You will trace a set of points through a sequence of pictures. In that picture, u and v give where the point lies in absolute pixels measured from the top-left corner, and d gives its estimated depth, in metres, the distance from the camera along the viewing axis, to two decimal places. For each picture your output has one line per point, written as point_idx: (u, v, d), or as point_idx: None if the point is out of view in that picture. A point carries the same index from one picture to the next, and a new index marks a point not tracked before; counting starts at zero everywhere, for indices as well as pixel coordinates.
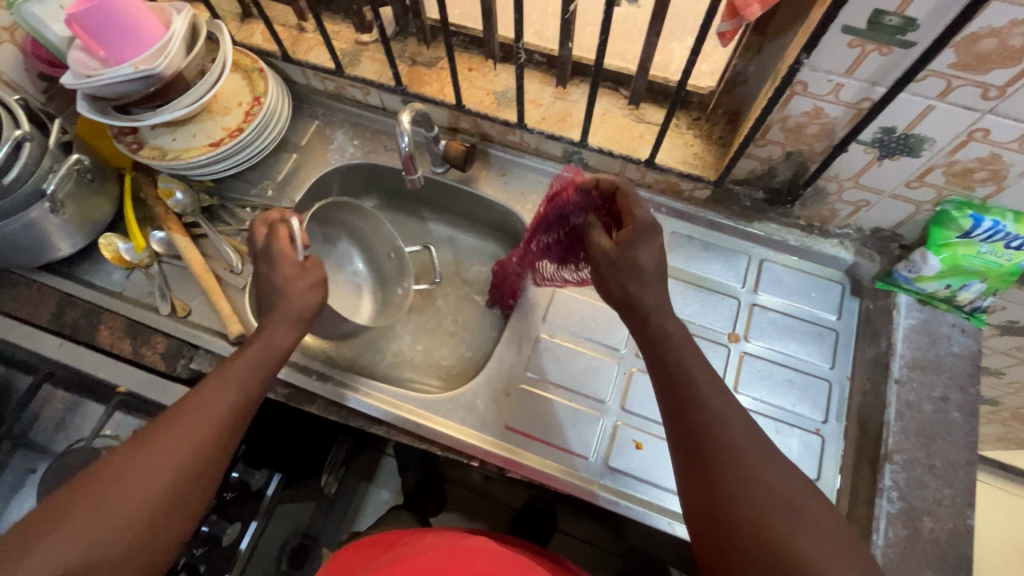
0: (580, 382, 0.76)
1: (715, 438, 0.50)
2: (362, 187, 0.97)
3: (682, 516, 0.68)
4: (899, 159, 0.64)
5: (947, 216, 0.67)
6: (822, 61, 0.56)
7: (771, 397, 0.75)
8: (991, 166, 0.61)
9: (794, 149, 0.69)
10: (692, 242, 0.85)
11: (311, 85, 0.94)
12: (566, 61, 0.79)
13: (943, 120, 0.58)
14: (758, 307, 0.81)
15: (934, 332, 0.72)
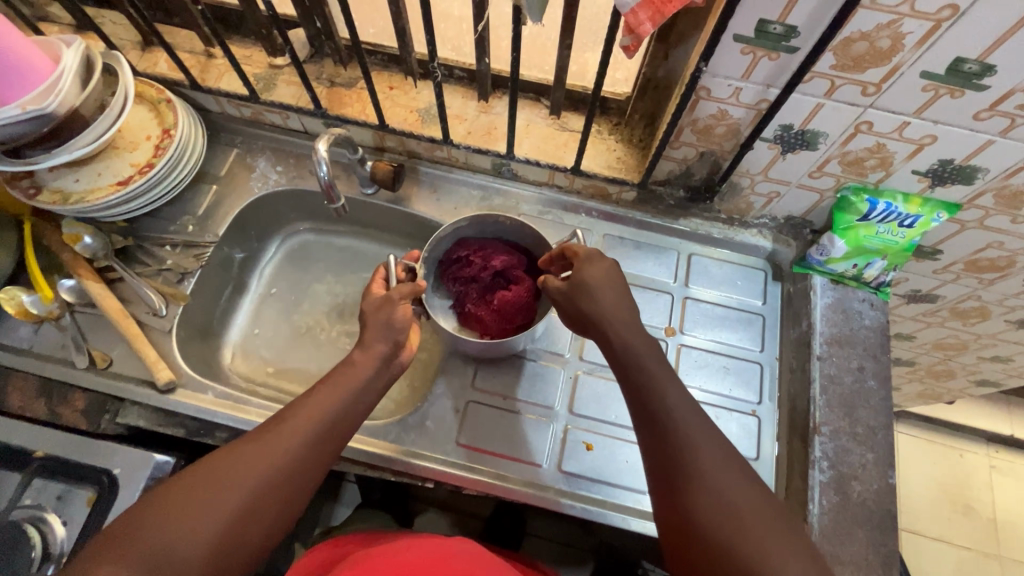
0: (528, 391, 0.77)
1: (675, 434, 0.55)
2: (292, 213, 0.94)
3: (637, 510, 0.70)
4: (799, 153, 0.69)
5: (846, 202, 0.73)
6: (720, 68, 0.60)
7: (708, 384, 0.79)
8: (878, 155, 0.66)
9: (706, 150, 0.72)
10: (625, 243, 0.88)
11: (226, 112, 0.91)
12: (484, 75, 0.80)
13: (832, 115, 0.62)
14: (690, 299, 0.85)
15: (848, 308, 0.78)
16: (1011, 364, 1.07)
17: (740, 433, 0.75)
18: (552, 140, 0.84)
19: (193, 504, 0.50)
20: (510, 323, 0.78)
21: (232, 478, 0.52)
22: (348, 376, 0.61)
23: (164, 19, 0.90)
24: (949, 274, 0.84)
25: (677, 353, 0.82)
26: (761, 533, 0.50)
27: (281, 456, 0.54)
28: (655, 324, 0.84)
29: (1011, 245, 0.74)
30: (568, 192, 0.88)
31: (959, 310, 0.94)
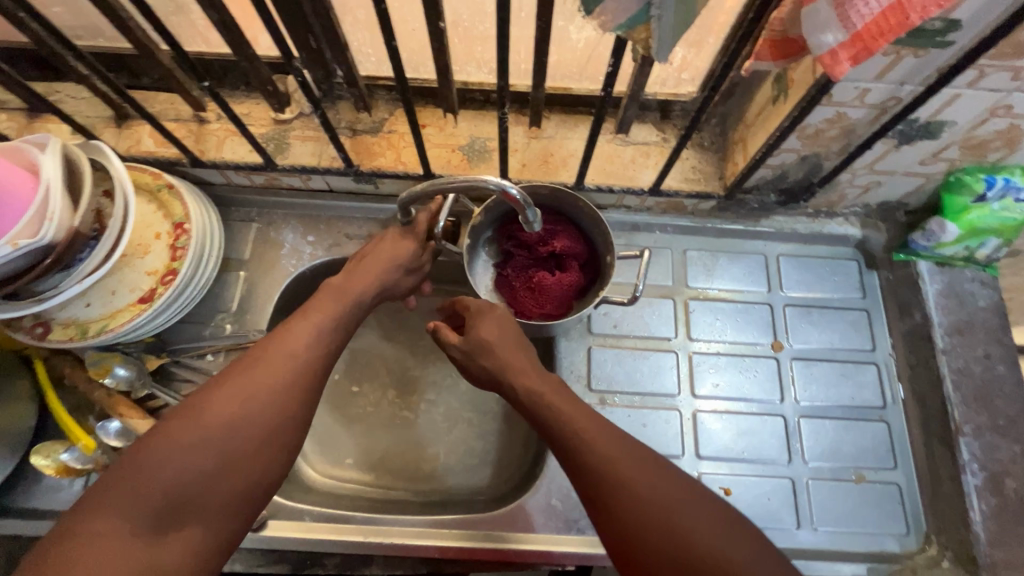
0: (649, 444, 0.71)
1: (619, 474, 0.50)
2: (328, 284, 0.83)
3: (792, 549, 0.67)
4: (917, 144, 0.62)
5: (960, 183, 0.67)
6: (853, 73, 0.51)
7: (830, 397, 0.74)
8: (1006, 136, 0.60)
9: (810, 153, 0.65)
10: (707, 256, 0.80)
11: (233, 182, 0.78)
12: (538, 102, 0.69)
13: (968, 103, 0.55)
14: (790, 306, 0.78)
15: (961, 292, 0.73)
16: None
17: (873, 445, 0.72)
18: (618, 159, 0.75)
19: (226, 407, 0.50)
20: (537, 311, 0.71)
21: (206, 418, 0.49)
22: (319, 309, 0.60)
23: (135, 83, 0.76)
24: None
25: (790, 370, 0.75)
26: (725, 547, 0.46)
27: (252, 395, 0.51)
28: (761, 342, 0.76)
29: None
30: (638, 210, 0.80)
31: None
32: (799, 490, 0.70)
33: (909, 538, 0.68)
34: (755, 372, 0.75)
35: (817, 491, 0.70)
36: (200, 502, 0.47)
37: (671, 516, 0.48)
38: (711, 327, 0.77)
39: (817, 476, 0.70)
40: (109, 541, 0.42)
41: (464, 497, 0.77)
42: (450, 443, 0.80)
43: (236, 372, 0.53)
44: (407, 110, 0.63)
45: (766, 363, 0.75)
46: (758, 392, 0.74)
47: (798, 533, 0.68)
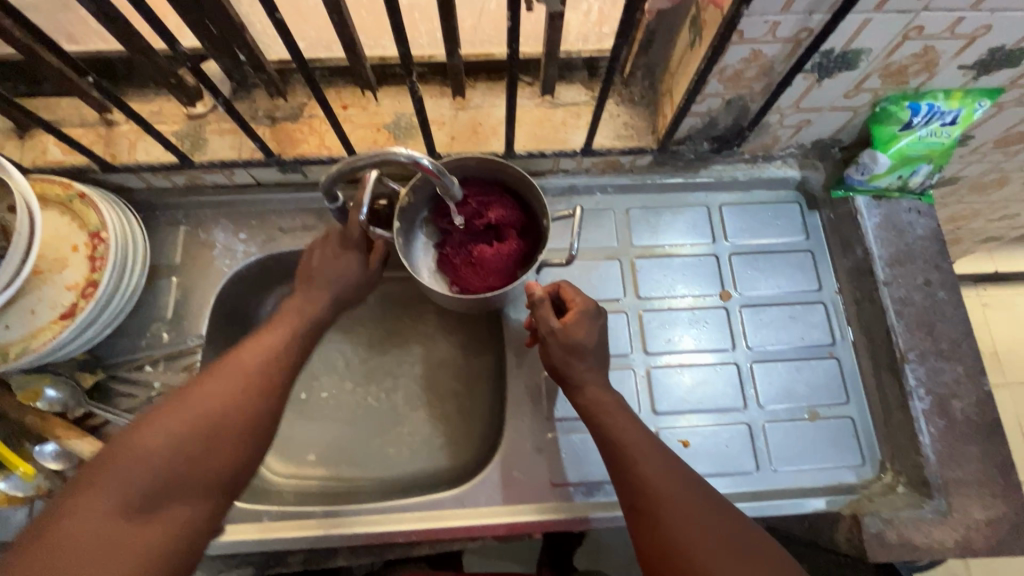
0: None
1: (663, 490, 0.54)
2: (269, 281, 0.81)
3: (752, 492, 0.68)
4: (837, 76, 0.61)
5: (886, 113, 0.67)
6: (757, 6, 0.50)
7: (781, 339, 0.74)
8: (923, 59, 0.59)
9: (734, 96, 0.64)
10: (650, 213, 0.79)
11: (154, 185, 0.75)
12: (457, 70, 0.67)
13: (879, 28, 0.55)
14: (736, 255, 0.78)
15: (899, 223, 0.74)
16: (1016, 219, 1.11)
17: (825, 382, 0.72)
18: (548, 123, 0.73)
19: (209, 396, 0.54)
20: (479, 284, 0.70)
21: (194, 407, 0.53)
22: (282, 327, 0.61)
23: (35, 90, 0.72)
24: (976, 156, 0.81)
25: (740, 317, 0.75)
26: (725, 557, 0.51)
27: (227, 389, 0.55)
28: (710, 294, 0.76)
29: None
30: (576, 173, 0.78)
31: (979, 184, 0.92)
32: (756, 434, 0.70)
33: (865, 468, 0.70)
34: (706, 323, 0.75)
35: (773, 433, 0.70)
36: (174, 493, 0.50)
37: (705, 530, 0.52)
38: (658, 284, 0.76)
39: (772, 418, 0.71)
40: (99, 522, 0.45)
41: (427, 479, 0.77)
42: (411, 428, 0.79)
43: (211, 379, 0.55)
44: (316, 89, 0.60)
45: (716, 314, 0.75)
46: (709, 342, 0.74)
47: (757, 475, 0.69)
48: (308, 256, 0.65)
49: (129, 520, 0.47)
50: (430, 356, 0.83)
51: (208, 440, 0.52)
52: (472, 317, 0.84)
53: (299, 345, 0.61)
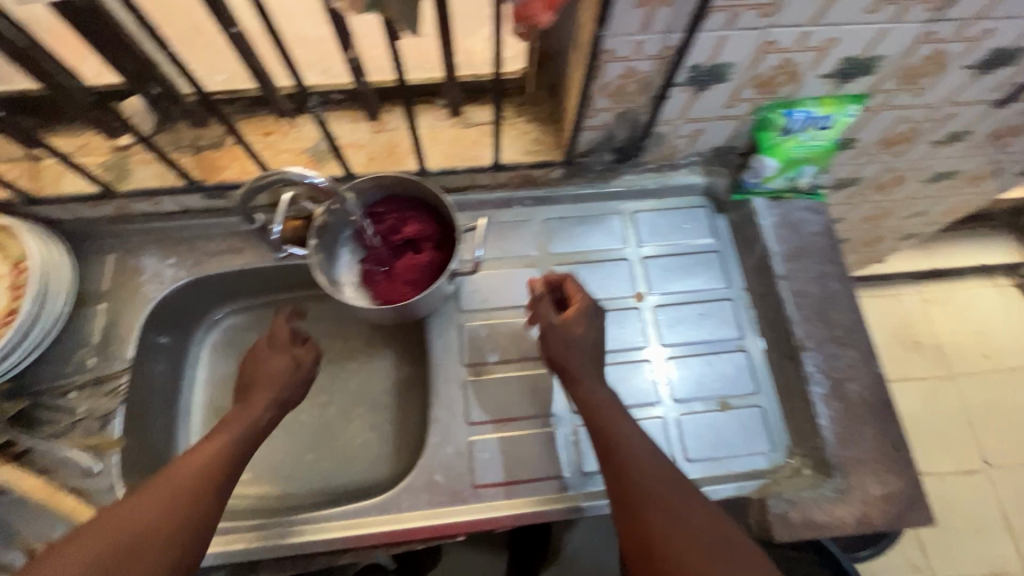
0: (526, 406, 0.74)
1: (656, 489, 0.57)
2: (202, 302, 0.84)
3: None
4: (713, 88, 0.67)
5: (766, 120, 0.73)
6: (618, 27, 0.56)
7: (692, 336, 0.78)
8: (786, 70, 0.65)
9: (623, 109, 0.69)
10: (567, 222, 0.84)
11: (81, 216, 0.77)
12: (366, 94, 0.72)
13: (738, 44, 0.60)
14: (648, 259, 0.82)
15: (794, 220, 0.79)
16: (924, 215, 1.19)
17: (736, 374, 0.76)
18: (461, 141, 0.78)
19: (145, 501, 0.53)
20: (398, 294, 0.73)
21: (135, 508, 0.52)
22: (218, 436, 0.61)
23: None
24: (866, 157, 0.88)
25: (653, 318, 0.79)
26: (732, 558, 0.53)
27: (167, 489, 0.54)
28: (623, 296, 0.80)
29: (916, 116, 0.78)
30: (494, 188, 0.83)
31: (879, 184, 0.99)
32: (670, 427, 0.73)
33: (775, 454, 0.73)
34: (620, 325, 0.78)
35: (687, 425, 0.73)
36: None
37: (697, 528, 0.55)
38: (577, 289, 0.80)
39: (686, 411, 0.74)
40: None
41: (358, 491, 0.78)
42: (342, 440, 0.81)
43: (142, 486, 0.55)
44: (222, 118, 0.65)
45: (631, 314, 0.79)
46: (627, 339, 0.78)
47: (673, 467, 0.71)
48: (249, 359, 0.70)
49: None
50: (364, 371, 0.85)
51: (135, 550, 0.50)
52: (404, 330, 0.86)
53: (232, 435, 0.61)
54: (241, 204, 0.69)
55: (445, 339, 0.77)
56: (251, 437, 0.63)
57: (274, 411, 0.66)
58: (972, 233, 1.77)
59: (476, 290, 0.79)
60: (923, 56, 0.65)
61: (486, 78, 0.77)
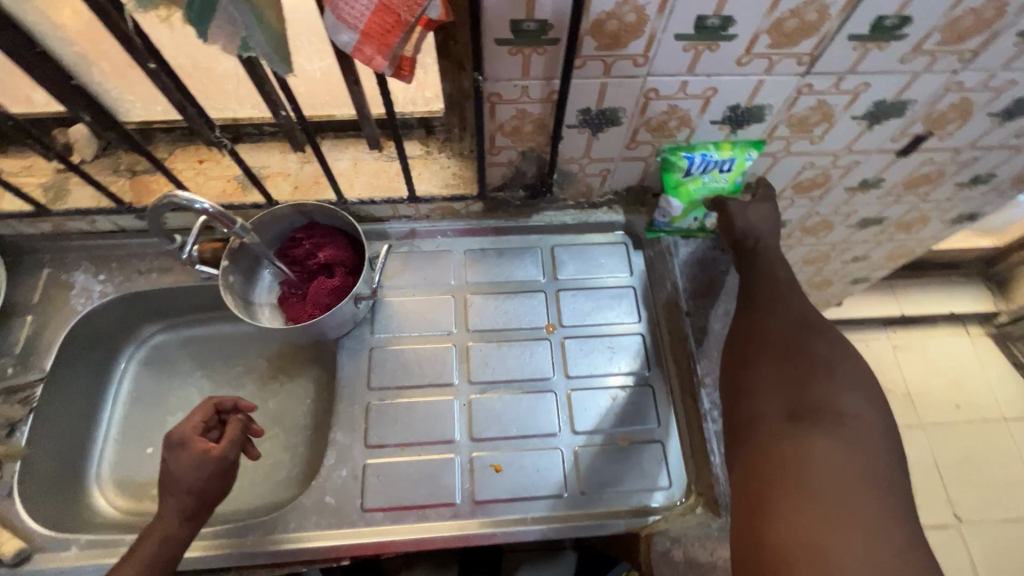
0: (433, 429, 0.84)
1: (790, 334, 0.74)
2: (138, 316, 0.96)
3: (569, 505, 0.80)
4: (608, 130, 0.80)
5: (669, 161, 0.85)
6: (500, 73, 0.69)
7: (598, 367, 0.89)
8: (676, 115, 0.78)
9: (525, 148, 0.83)
10: (487, 253, 0.97)
11: (77, 228, 0.89)
12: (289, 127, 0.86)
13: (619, 89, 0.73)
14: (563, 292, 0.94)
15: (703, 260, 0.95)
16: (866, 259, 1.35)
17: (636, 406, 0.86)
18: (383, 173, 0.92)
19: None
20: (306, 315, 0.87)
21: None
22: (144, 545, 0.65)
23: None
24: (785, 200, 1.02)
25: (563, 346, 0.90)
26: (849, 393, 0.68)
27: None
28: (538, 324, 0.92)
29: (820, 163, 0.90)
30: (418, 219, 0.96)
31: (805, 227, 1.13)
32: (567, 456, 0.83)
33: (673, 491, 0.81)
34: (533, 352, 0.90)
35: (583, 455, 0.83)
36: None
37: (816, 370, 0.70)
38: (488, 317, 0.92)
39: (586, 442, 0.84)
40: None
41: (312, 509, 0.79)
42: None
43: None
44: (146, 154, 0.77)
45: (542, 344, 0.91)
46: (536, 370, 0.89)
47: (569, 498, 0.81)
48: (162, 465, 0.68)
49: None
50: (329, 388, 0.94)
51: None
52: (353, 346, 0.89)
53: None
54: (153, 225, 0.76)
55: (388, 358, 0.89)
56: (152, 561, 0.64)
57: (194, 513, 0.67)
58: (936, 280, 1.89)
59: (422, 314, 0.92)
60: (806, 107, 0.77)
61: (415, 114, 0.90)
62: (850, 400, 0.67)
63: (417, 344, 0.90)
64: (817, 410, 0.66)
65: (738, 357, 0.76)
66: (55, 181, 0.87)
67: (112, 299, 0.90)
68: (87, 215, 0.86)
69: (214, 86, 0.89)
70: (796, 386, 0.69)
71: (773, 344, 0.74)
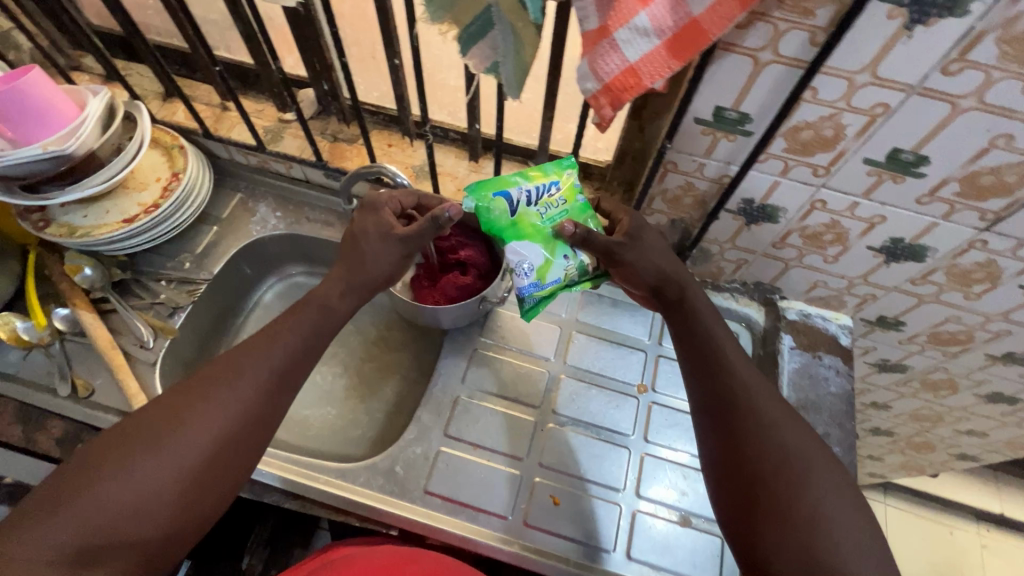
0: (498, 441, 0.78)
1: (776, 458, 0.58)
2: (278, 256, 0.99)
3: (593, 567, 0.70)
4: (762, 225, 0.74)
5: (482, 209, 0.64)
6: (684, 145, 0.65)
7: (678, 444, 0.80)
8: (834, 231, 0.71)
9: (677, 217, 0.78)
10: (602, 300, 0.92)
11: (234, 159, 0.97)
12: (474, 139, 0.85)
13: (789, 193, 0.68)
14: (662, 357, 0.87)
15: (814, 374, 0.80)
16: (982, 437, 1.09)
17: (705, 495, 0.76)
18: None
19: (273, 345, 0.64)
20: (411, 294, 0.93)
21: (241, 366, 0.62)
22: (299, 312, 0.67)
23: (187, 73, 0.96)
24: (915, 345, 0.87)
25: (647, 410, 0.82)
26: (847, 534, 0.54)
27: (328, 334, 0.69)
28: (628, 381, 0.85)
29: (968, 320, 0.78)
30: None
31: (929, 380, 0.96)
32: (625, 516, 0.74)
33: None
34: (617, 406, 0.82)
35: (641, 521, 0.74)
36: (191, 522, 0.56)
37: (819, 508, 0.55)
38: (588, 358, 0.86)
39: (641, 508, 0.75)
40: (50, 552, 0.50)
41: (329, 468, 0.74)
42: (328, 415, 0.90)
43: (210, 446, 0.57)
44: (303, 122, 0.85)
45: (629, 401, 0.83)
46: (610, 421, 0.81)
47: (612, 556, 0.71)
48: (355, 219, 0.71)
49: (68, 568, 0.50)
50: None
51: (203, 484, 0.56)
52: (461, 339, 0.86)
53: (256, 378, 0.61)
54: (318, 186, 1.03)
55: (480, 361, 0.84)
56: (306, 341, 0.66)
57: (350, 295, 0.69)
58: None
59: (506, 331, 0.87)
60: (974, 261, 0.68)
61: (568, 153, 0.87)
62: (857, 543, 0.53)
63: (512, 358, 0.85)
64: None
65: (732, 513, 0.59)
66: (275, 127, 0.95)
67: (279, 235, 0.95)
68: (289, 160, 0.93)
69: (374, 62, 0.92)
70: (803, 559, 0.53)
71: (765, 500, 0.56)
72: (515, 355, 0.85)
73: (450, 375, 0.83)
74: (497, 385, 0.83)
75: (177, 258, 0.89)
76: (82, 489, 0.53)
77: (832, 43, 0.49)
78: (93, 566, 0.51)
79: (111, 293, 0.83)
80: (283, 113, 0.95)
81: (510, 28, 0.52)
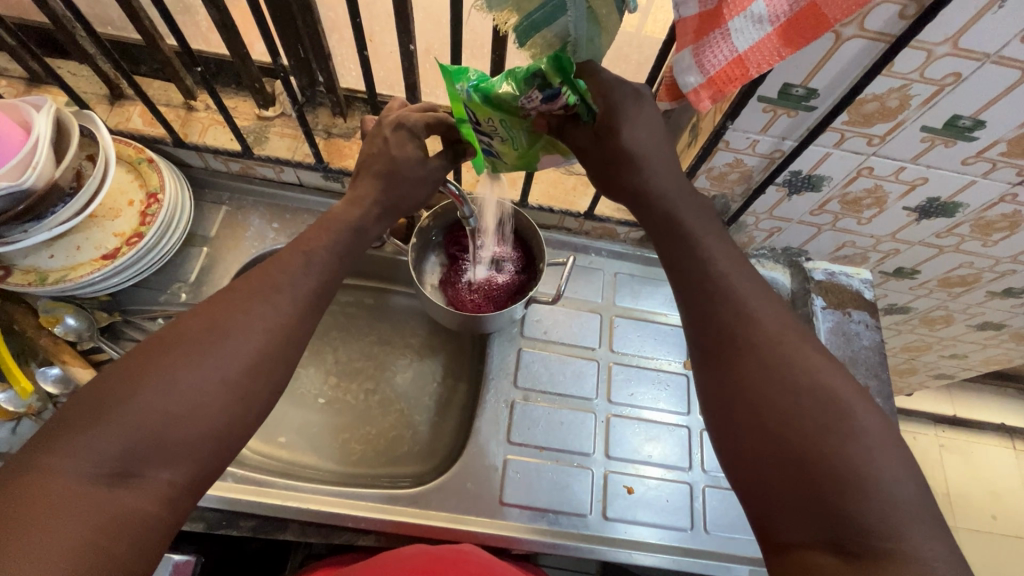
0: (563, 440, 0.77)
1: (778, 375, 0.46)
2: None
3: (676, 548, 0.72)
4: (804, 195, 0.74)
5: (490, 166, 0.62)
6: (742, 124, 0.63)
7: None
8: (874, 195, 0.72)
9: (718, 194, 0.76)
10: (635, 280, 0.90)
11: (211, 167, 0.85)
12: None
13: (838, 162, 0.67)
14: None
15: (848, 332, 0.83)
16: (962, 359, 1.20)
17: None
18: (561, 185, 0.89)
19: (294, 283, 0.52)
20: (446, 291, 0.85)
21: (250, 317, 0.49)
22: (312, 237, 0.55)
23: (133, 68, 0.82)
24: (924, 290, 0.93)
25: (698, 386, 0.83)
26: (878, 459, 0.41)
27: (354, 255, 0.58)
28: (673, 361, 0.84)
29: (979, 264, 0.83)
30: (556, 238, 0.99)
31: (928, 318, 1.04)
32: (695, 494, 0.75)
33: None
34: (666, 386, 0.82)
35: (711, 497, 0.75)
36: (233, 439, 0.46)
37: (830, 431, 0.43)
38: (632, 342, 0.85)
39: (712, 483, 0.76)
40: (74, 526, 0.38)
41: (400, 498, 0.71)
42: (369, 430, 0.85)
43: (260, 364, 0.47)
44: (304, 124, 0.74)
45: (677, 379, 0.83)
46: (666, 403, 0.81)
47: (691, 533, 0.73)
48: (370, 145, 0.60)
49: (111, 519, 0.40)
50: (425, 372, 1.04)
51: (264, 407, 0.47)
52: (503, 342, 0.83)
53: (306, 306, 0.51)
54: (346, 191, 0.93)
55: (529, 363, 0.82)
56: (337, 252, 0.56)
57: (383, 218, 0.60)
58: (996, 389, 1.76)
59: (544, 326, 0.85)
60: (1000, 214, 0.71)
61: None
62: (911, 485, 0.41)
63: (558, 355, 0.83)
64: (897, 552, 0.38)
65: (740, 472, 0.46)
66: (256, 128, 0.83)
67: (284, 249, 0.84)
68: (280, 164, 0.82)
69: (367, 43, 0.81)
70: (842, 517, 0.40)
71: (778, 446, 0.44)
72: (558, 351, 0.83)
73: (500, 379, 0.80)
74: (547, 385, 0.81)
75: (168, 289, 0.78)
76: (127, 397, 0.42)
77: (927, 15, 0.47)
78: (147, 489, 0.41)
79: (105, 345, 0.72)
80: (263, 110, 0.83)
81: (587, 12, 0.44)
